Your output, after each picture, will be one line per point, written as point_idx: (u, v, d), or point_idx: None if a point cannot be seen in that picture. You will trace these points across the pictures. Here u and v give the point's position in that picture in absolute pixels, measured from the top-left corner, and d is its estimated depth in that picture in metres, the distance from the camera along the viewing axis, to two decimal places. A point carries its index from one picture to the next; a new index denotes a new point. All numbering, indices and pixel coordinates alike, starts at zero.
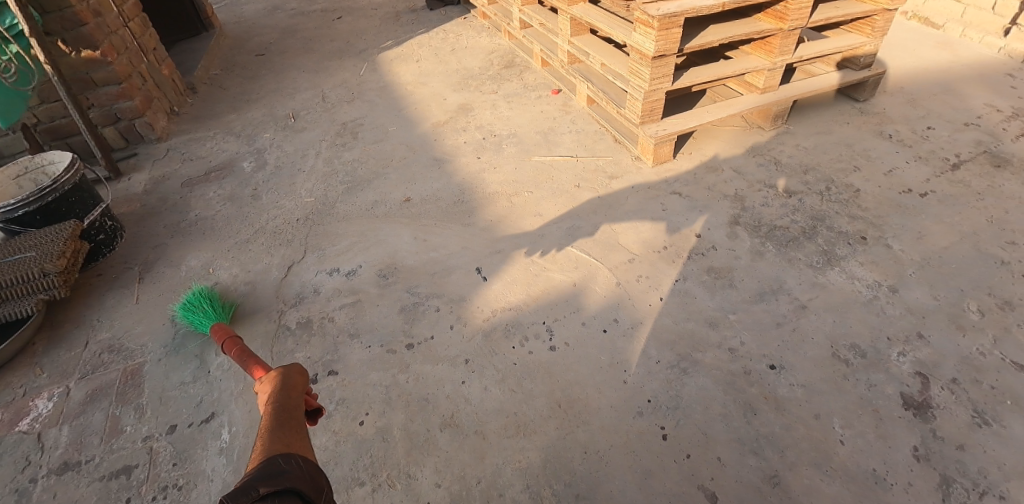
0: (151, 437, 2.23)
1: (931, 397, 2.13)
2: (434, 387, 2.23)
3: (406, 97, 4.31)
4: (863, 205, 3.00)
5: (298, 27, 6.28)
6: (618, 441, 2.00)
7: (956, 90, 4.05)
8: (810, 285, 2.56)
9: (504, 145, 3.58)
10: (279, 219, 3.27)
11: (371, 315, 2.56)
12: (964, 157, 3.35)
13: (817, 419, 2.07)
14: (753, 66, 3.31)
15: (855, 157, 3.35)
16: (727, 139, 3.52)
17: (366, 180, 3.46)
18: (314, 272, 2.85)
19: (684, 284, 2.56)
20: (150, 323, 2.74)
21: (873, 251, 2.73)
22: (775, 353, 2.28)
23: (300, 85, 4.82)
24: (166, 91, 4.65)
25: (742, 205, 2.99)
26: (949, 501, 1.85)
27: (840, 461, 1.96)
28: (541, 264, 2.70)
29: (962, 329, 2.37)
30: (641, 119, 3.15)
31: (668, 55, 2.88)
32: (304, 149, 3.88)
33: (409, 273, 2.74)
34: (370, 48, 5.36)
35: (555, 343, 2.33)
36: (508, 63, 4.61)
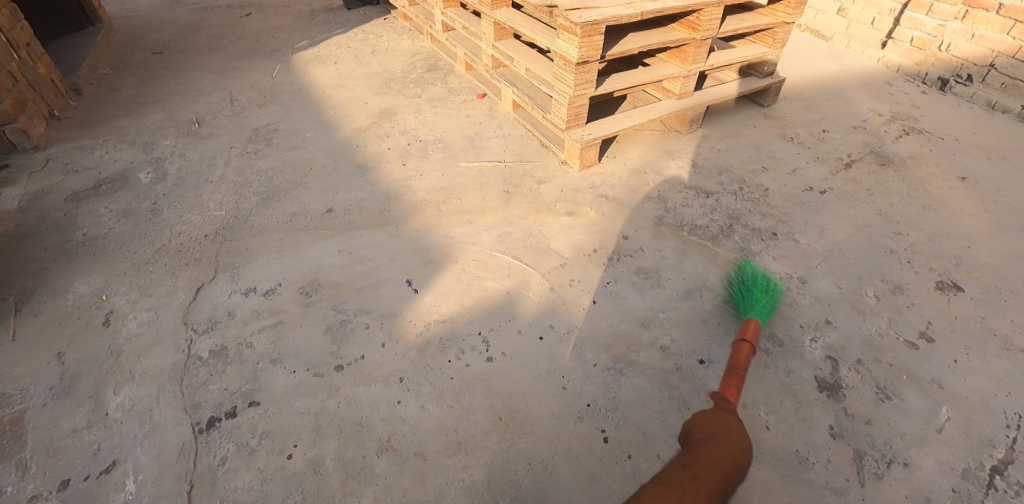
0: (37, 496, 1.93)
1: (840, 379, 2.32)
2: (369, 409, 2.11)
3: (325, 101, 4.08)
4: (773, 203, 3.23)
5: (201, 23, 5.78)
6: (561, 448, 1.99)
7: (844, 96, 4.49)
8: (730, 281, 2.71)
9: (430, 151, 3.49)
10: (183, 236, 2.97)
11: (295, 337, 2.39)
12: (854, 157, 3.71)
13: (744, 408, 2.18)
14: (670, 73, 3.46)
15: (763, 158, 3.60)
16: (647, 143, 3.65)
17: (283, 190, 3.23)
18: (226, 293, 2.62)
19: (615, 286, 2.61)
20: (31, 363, 2.37)
21: (783, 246, 2.95)
22: (703, 348, 2.38)
23: (205, 88, 4.42)
24: (42, 92, 4.08)
25: (665, 206, 3.11)
26: (862, 473, 2.02)
27: (768, 446, 2.08)
28: (473, 273, 2.65)
29: (862, 314, 2.61)
30: (567, 123, 3.19)
31: (591, 61, 2.93)
32: (211, 158, 3.56)
33: (334, 289, 2.58)
34: (283, 48, 5.03)
35: (491, 354, 2.29)
36: (431, 66, 4.51)
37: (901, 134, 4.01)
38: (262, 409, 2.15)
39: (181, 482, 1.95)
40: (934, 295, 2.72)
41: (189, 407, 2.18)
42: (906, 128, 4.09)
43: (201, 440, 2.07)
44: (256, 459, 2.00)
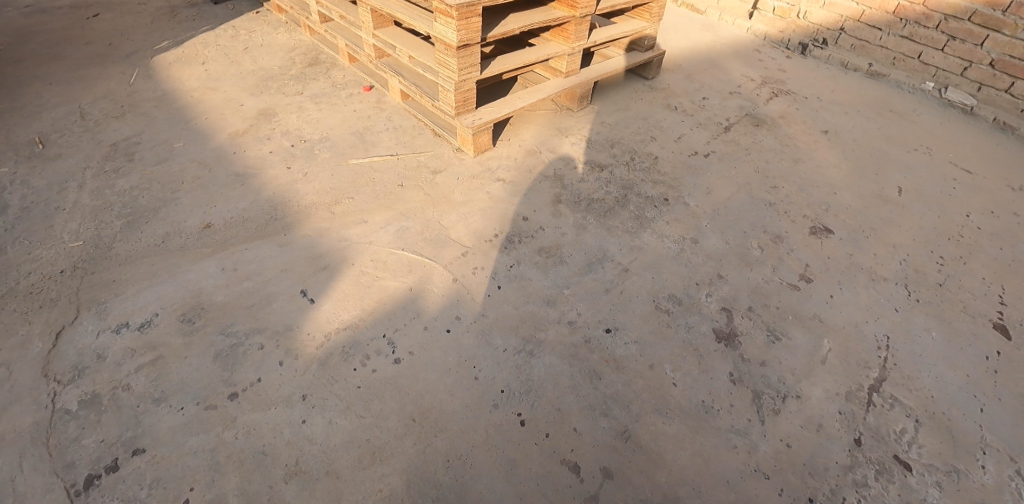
0: None
1: (734, 327, 2.50)
2: (271, 435, 1.96)
3: (193, 106, 3.71)
4: (663, 171, 3.38)
5: (35, 28, 5.02)
6: (479, 439, 1.98)
7: (720, 64, 4.79)
8: (629, 249, 2.81)
9: (318, 151, 3.28)
10: (33, 275, 2.58)
11: (177, 370, 2.16)
12: (732, 120, 3.98)
13: (651, 369, 2.29)
14: (554, 52, 3.49)
15: (652, 128, 3.76)
16: (541, 123, 3.68)
17: (152, 209, 2.90)
18: (91, 333, 2.31)
19: (519, 268, 2.62)
20: None
21: (675, 210, 3.10)
22: (608, 317, 2.46)
23: (45, 102, 3.85)
24: None
25: (562, 184, 3.16)
26: (760, 411, 2.19)
27: (676, 401, 2.19)
28: (372, 274, 2.54)
29: (748, 265, 2.82)
30: (456, 109, 3.13)
31: (472, 44, 2.88)
32: (60, 181, 3.11)
33: (219, 311, 2.36)
34: (140, 51, 4.50)
35: (398, 355, 2.21)
36: (312, 60, 4.24)
37: (771, 96, 4.35)
38: (148, 455, 1.93)
39: None
40: (808, 240, 3.00)
41: (57, 468, 1.91)
42: (775, 91, 4.45)
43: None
44: None
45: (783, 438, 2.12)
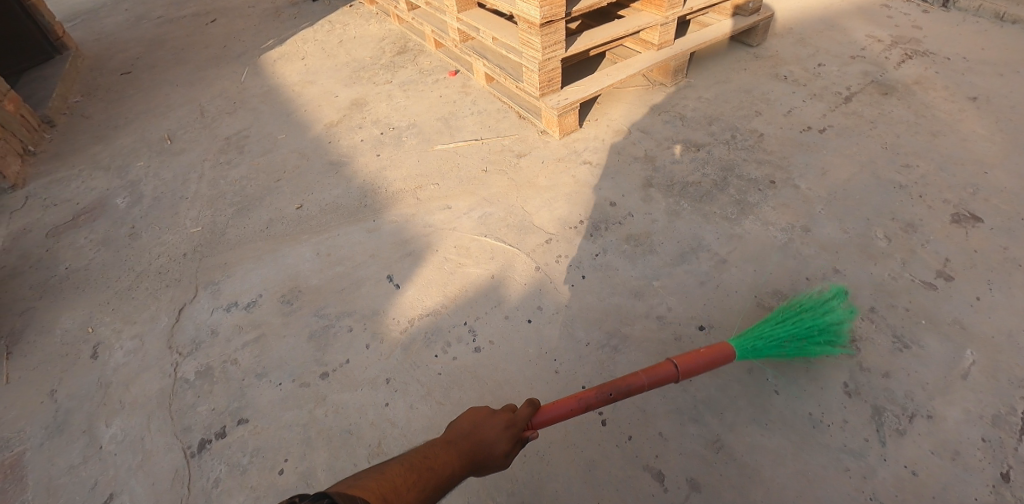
0: None
1: (852, 331, 2.17)
2: (357, 415, 2.04)
3: (294, 99, 3.96)
4: (768, 149, 3.03)
5: (166, 37, 5.65)
6: (556, 436, 1.90)
7: (839, 25, 4.19)
8: (727, 238, 2.55)
9: (404, 138, 3.35)
10: (162, 257, 2.91)
11: (278, 348, 2.31)
12: (853, 90, 3.46)
13: (750, 374, 2.05)
14: (646, 23, 3.25)
15: (755, 102, 3.38)
16: (631, 100, 3.45)
17: (258, 196, 3.14)
18: (208, 310, 2.55)
19: (605, 257, 2.47)
20: (23, 405, 2.38)
21: (783, 194, 2.76)
22: (702, 313, 2.25)
23: (174, 102, 4.32)
24: (14, 129, 4.07)
25: (653, 165, 2.94)
26: (880, 430, 1.89)
27: (778, 411, 1.95)
28: (456, 260, 2.53)
29: (872, 258, 2.44)
30: (541, 90, 3.03)
31: (557, 19, 2.75)
32: (185, 173, 3.48)
33: (314, 294, 2.49)
34: (249, 50, 4.89)
35: (479, 344, 2.19)
36: (400, 48, 4.33)
37: (903, 59, 3.73)
38: (251, 426, 2.09)
39: None
40: (950, 229, 2.53)
41: (178, 432, 2.14)
42: (907, 52, 3.80)
43: (192, 464, 2.04)
44: (248, 478, 1.95)
45: (908, 465, 1.81)
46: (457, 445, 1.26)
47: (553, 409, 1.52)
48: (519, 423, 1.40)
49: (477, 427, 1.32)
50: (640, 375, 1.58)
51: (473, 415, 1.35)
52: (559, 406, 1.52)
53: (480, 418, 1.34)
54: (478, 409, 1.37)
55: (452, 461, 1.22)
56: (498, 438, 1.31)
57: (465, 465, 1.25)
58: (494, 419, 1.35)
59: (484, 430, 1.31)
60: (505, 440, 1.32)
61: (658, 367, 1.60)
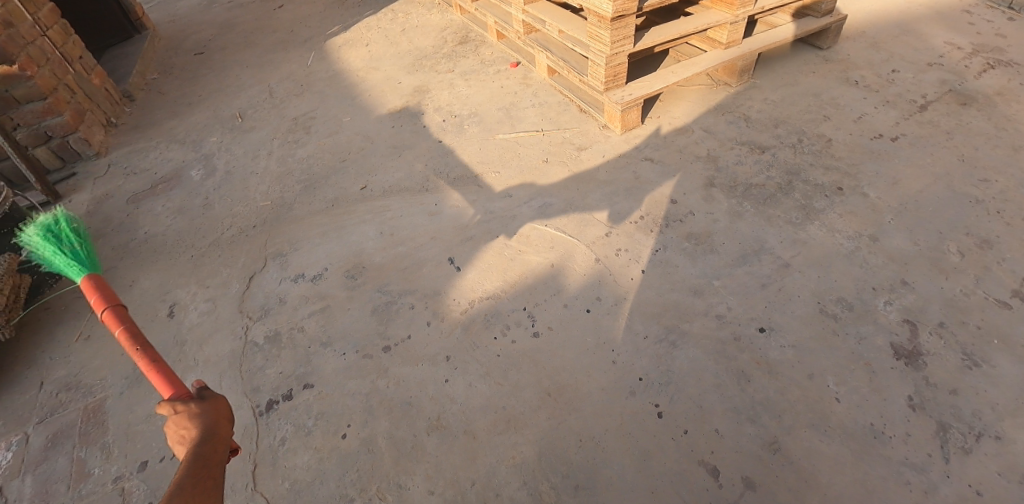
0: (122, 477, 2.15)
1: (919, 345, 2.09)
2: (416, 389, 2.11)
3: (357, 85, 4.09)
4: (836, 154, 2.95)
5: (237, 20, 5.92)
6: (612, 424, 1.92)
7: (916, 30, 4.02)
8: (791, 242, 2.50)
9: (465, 126, 3.42)
10: (234, 228, 3.07)
11: (343, 320, 2.42)
12: (930, 98, 3.32)
13: (810, 379, 2.02)
14: (716, 21, 3.21)
15: (824, 106, 3.29)
16: (694, 99, 3.42)
17: (324, 175, 3.27)
18: (277, 280, 2.69)
19: (664, 254, 2.47)
20: (107, 355, 2.58)
21: (851, 201, 2.69)
22: (763, 315, 2.22)
23: (244, 82, 4.53)
24: (99, 101, 4.36)
25: (716, 166, 2.90)
26: (946, 447, 1.82)
27: (838, 419, 1.91)
28: (515, 247, 2.58)
29: (944, 272, 2.33)
30: (606, 85, 3.04)
31: (627, 14, 2.75)
32: (255, 150, 3.65)
33: (377, 271, 2.59)
34: (315, 36, 5.07)
35: (538, 329, 2.23)
36: (461, 39, 4.40)
37: (985, 68, 3.54)
38: (315, 391, 2.20)
39: (245, 463, 2.05)
40: None
41: (247, 391, 2.27)
42: (990, 61, 3.61)
43: (260, 422, 2.16)
44: (312, 440, 2.05)
45: (973, 484, 1.74)
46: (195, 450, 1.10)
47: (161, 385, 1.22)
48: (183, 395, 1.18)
49: (201, 427, 1.14)
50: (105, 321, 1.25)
51: (180, 431, 1.13)
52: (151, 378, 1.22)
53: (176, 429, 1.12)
54: (167, 428, 1.12)
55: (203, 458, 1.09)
56: (203, 408, 1.15)
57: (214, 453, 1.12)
58: (177, 418, 1.13)
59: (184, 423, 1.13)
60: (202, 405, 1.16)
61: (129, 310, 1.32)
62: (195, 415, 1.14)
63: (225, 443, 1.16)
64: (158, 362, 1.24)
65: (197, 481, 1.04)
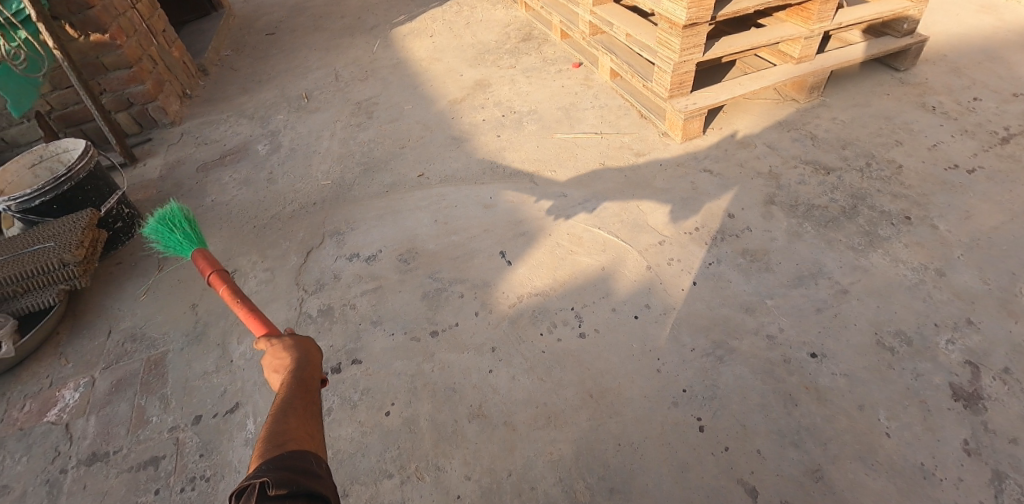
0: (176, 427, 2.24)
1: (980, 388, 1.99)
2: (461, 376, 2.17)
3: (420, 74, 4.18)
4: (906, 183, 2.83)
5: (308, 4, 6.13)
6: (652, 432, 1.93)
7: (1003, 58, 3.79)
8: (851, 268, 2.42)
9: (524, 122, 3.45)
10: (295, 204, 3.21)
11: (394, 301, 2.50)
12: (1013, 130, 3.13)
13: (861, 410, 1.96)
14: (790, 34, 3.14)
15: (896, 131, 3.16)
16: (759, 113, 3.35)
17: (384, 160, 3.37)
18: (333, 257, 2.79)
19: (718, 267, 2.44)
20: (171, 312, 2.74)
21: (918, 232, 2.57)
22: (815, 340, 2.17)
23: (312, 64, 4.70)
24: (177, 73, 4.60)
25: (777, 183, 2.84)
26: (1001, 497, 1.74)
27: (886, 454, 1.85)
28: (567, 247, 2.60)
29: (1015, 316, 2.20)
30: (670, 92, 3.01)
31: (701, 22, 2.71)
32: (319, 130, 3.79)
33: (430, 257, 2.66)
34: (381, 24, 5.20)
35: (584, 330, 2.25)
36: (525, 35, 4.43)
37: None
38: (363, 367, 2.28)
39: None
40: None
41: None
42: None
43: None
44: (357, 413, 2.13)
45: None
46: (295, 374, 1.23)
47: (256, 325, 1.47)
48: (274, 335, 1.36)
49: (296, 356, 1.28)
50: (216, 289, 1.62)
51: (280, 357, 1.28)
52: (248, 321, 1.47)
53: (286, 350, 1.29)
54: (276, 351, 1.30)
55: (309, 380, 1.23)
56: (307, 347, 1.32)
57: (313, 376, 1.26)
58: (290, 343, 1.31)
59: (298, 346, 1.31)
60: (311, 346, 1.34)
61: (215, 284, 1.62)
62: (290, 347, 1.30)
63: (315, 372, 1.27)
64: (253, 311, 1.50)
65: (299, 400, 1.15)
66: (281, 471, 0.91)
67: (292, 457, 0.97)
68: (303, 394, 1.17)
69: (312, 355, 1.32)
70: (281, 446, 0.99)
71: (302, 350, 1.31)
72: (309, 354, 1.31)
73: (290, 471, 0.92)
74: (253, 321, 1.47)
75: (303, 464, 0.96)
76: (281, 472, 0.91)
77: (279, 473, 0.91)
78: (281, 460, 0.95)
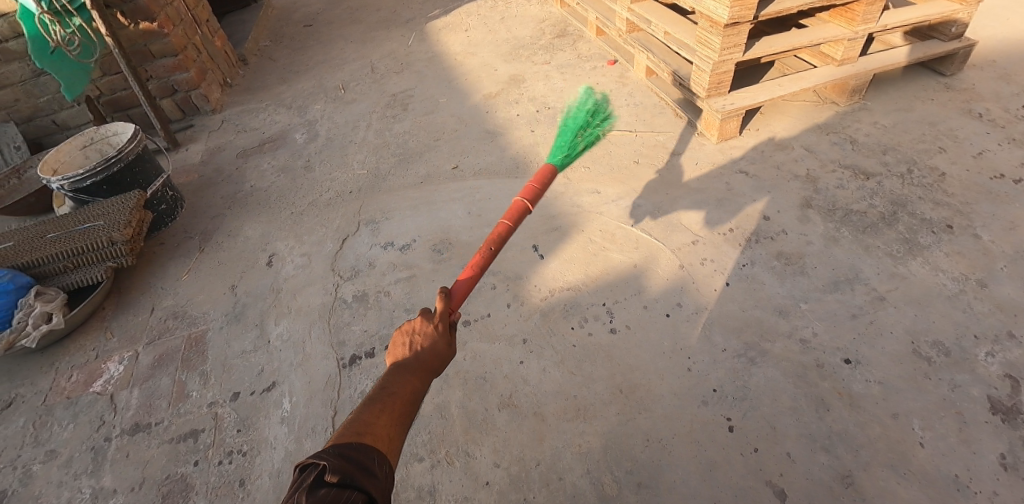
0: (215, 403, 2.34)
1: (1021, 403, 1.94)
2: (492, 365, 2.21)
3: (455, 68, 4.22)
4: (948, 190, 2.75)
5: None
6: (681, 429, 1.94)
7: None
8: (889, 276, 2.38)
9: (558, 118, 3.47)
10: (331, 192, 3.29)
11: (427, 290, 2.56)
12: None
13: (894, 419, 1.94)
14: (833, 36, 3.08)
15: (940, 137, 3.07)
16: (797, 115, 3.30)
17: (418, 151, 3.43)
18: (369, 245, 2.87)
19: (751, 269, 2.43)
20: (211, 292, 2.85)
21: (959, 241, 2.50)
22: (850, 346, 2.15)
23: (348, 56, 4.79)
24: (219, 62, 4.73)
25: (814, 187, 2.80)
26: None
27: (919, 464, 1.83)
28: (600, 243, 2.62)
29: None
30: (708, 91, 2.99)
31: (743, 22, 2.68)
32: (356, 121, 3.87)
33: (463, 248, 2.71)
34: (417, 18, 5.26)
35: (615, 325, 2.27)
36: (560, 31, 4.44)
37: None
38: None
39: (327, 408, 2.22)
40: None
41: (334, 343, 2.46)
42: None
43: (344, 373, 2.33)
44: None
45: None
46: (412, 372, 1.32)
47: (461, 285, 1.55)
48: (446, 318, 1.44)
49: (427, 351, 1.37)
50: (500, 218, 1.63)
51: (415, 342, 1.38)
52: (465, 278, 1.56)
53: (423, 338, 1.39)
54: (422, 331, 1.40)
55: (416, 382, 1.31)
56: (442, 348, 1.40)
57: (425, 378, 1.34)
58: (433, 334, 1.40)
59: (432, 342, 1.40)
60: (447, 346, 1.41)
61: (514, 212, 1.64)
62: (427, 339, 1.39)
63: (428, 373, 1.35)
64: (474, 275, 1.57)
65: (398, 400, 1.24)
66: (339, 458, 0.99)
67: (359, 450, 1.04)
68: (406, 396, 1.26)
69: (442, 358, 1.40)
70: (356, 436, 1.09)
71: (435, 346, 1.39)
72: (437, 355, 1.38)
73: (349, 463, 0.99)
74: (466, 283, 1.55)
75: (364, 460, 1.02)
76: (340, 460, 0.98)
77: (338, 462, 0.98)
78: (349, 450, 1.03)
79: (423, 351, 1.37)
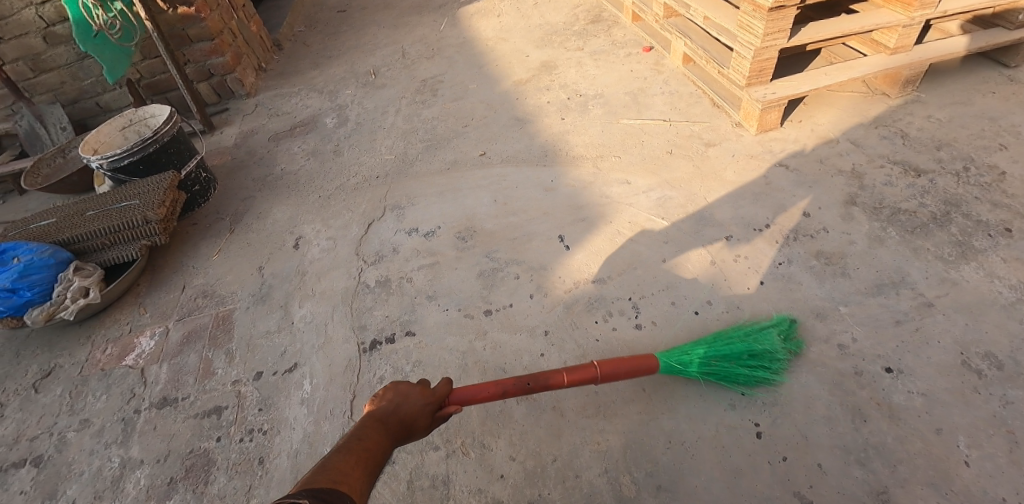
0: (239, 381, 2.37)
1: None
2: (512, 357, 2.17)
3: (486, 53, 4.16)
4: (1009, 190, 2.52)
5: None
6: (706, 432, 1.87)
7: None
8: (938, 280, 2.21)
9: (589, 106, 3.37)
10: (358, 177, 3.29)
11: (449, 278, 2.53)
12: None
13: (938, 434, 1.80)
14: (887, 22, 2.88)
15: (1002, 133, 2.82)
16: (844, 107, 3.12)
17: (446, 138, 3.39)
18: (393, 231, 2.85)
19: (788, 268, 2.31)
20: (239, 273, 2.89)
21: (1020, 245, 2.29)
22: (892, 354, 2.01)
23: (380, 41, 4.78)
24: (254, 47, 4.79)
25: (859, 183, 2.64)
26: None
27: (963, 484, 1.69)
28: (628, 236, 2.54)
29: None
30: (748, 79, 2.85)
31: (789, 5, 2.53)
32: (384, 106, 3.86)
33: (487, 237, 2.67)
34: (449, 3, 5.20)
35: (641, 321, 2.19)
36: (595, 17, 4.31)
37: None
38: (416, 340, 2.33)
39: (346, 392, 2.23)
40: None
41: (355, 327, 2.46)
42: None
43: (363, 358, 2.33)
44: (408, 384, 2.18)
45: None
46: (387, 431, 1.37)
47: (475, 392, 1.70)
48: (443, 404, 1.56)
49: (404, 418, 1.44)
50: (564, 372, 1.77)
51: (394, 409, 1.45)
52: (486, 390, 1.71)
53: (405, 405, 1.47)
54: (410, 400, 1.49)
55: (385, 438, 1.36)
56: (420, 424, 1.47)
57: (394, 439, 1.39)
58: (419, 406, 1.49)
59: (411, 411, 1.47)
60: (424, 422, 1.49)
61: (583, 370, 1.79)
62: (405, 408, 1.46)
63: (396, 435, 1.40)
64: (499, 393, 1.73)
65: (370, 453, 1.27)
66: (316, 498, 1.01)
67: (329, 492, 1.06)
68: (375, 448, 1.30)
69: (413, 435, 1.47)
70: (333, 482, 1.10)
71: (414, 416, 1.46)
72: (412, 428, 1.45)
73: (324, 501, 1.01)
74: (485, 394, 1.71)
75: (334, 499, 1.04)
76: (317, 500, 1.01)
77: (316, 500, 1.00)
78: (321, 491, 1.04)
79: (401, 416, 1.43)
